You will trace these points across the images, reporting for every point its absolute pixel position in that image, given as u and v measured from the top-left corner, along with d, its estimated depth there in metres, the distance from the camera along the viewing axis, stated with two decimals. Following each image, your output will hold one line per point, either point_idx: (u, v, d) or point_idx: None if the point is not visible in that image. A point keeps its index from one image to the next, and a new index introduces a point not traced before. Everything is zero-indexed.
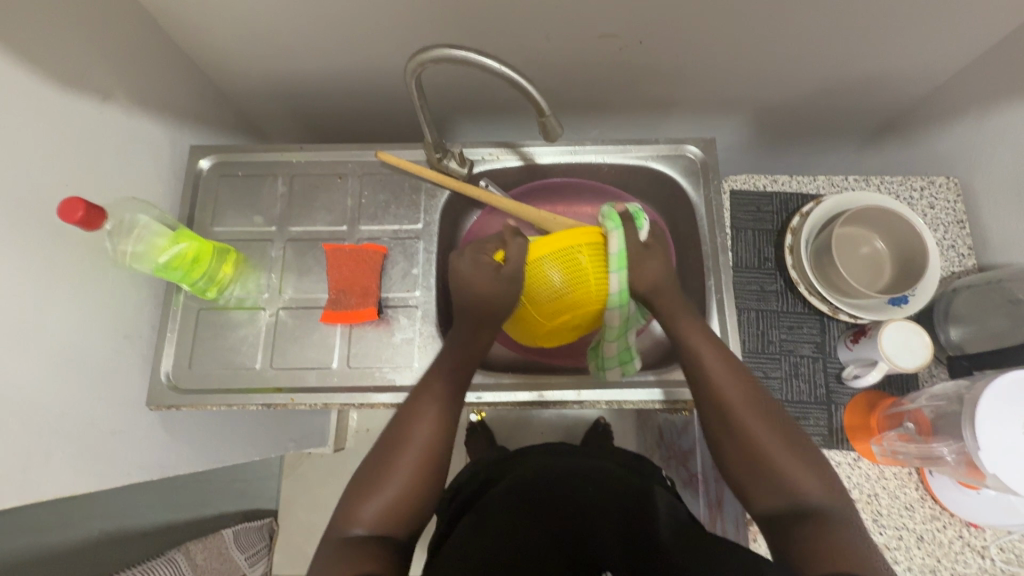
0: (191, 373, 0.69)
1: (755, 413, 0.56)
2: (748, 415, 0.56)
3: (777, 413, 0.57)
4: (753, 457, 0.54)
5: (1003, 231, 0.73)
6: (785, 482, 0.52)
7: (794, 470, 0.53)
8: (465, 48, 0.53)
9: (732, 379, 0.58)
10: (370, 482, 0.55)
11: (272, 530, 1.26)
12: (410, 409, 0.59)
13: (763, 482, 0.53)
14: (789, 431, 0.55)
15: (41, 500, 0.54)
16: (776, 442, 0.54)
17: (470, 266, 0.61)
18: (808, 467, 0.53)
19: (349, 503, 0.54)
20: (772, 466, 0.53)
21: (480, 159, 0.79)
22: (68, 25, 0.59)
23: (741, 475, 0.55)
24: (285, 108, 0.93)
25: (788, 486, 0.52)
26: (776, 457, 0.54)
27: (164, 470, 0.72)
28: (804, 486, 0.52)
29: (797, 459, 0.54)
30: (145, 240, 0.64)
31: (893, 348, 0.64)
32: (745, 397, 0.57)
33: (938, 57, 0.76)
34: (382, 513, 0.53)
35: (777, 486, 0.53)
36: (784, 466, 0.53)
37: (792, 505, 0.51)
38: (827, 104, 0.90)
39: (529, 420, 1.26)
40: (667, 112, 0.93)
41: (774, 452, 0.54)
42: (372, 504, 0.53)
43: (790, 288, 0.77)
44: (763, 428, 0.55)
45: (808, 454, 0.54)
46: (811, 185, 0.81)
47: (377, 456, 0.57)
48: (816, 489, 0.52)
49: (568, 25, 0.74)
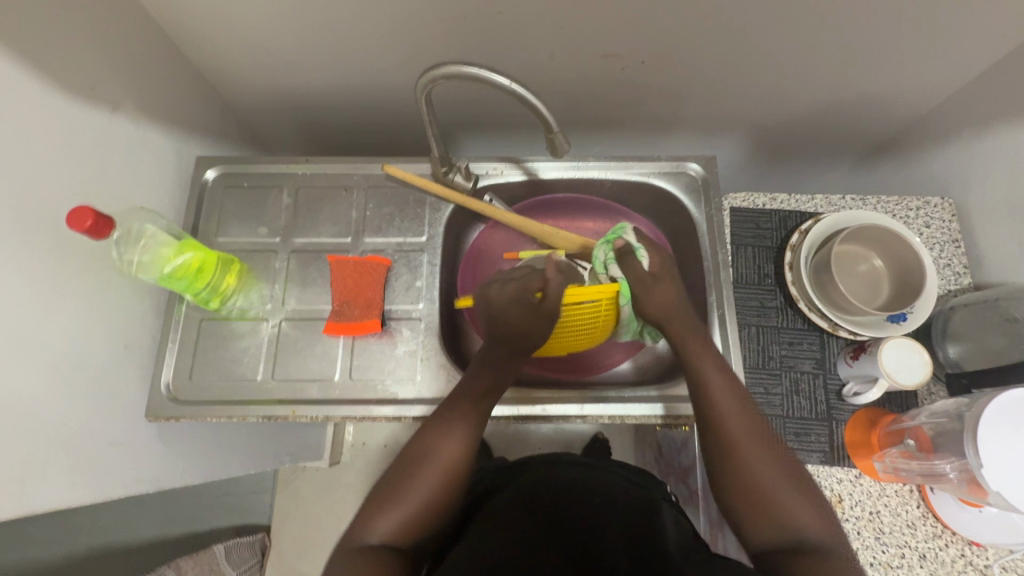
0: (191, 384, 0.69)
1: (764, 449, 0.56)
2: (757, 449, 0.56)
3: (779, 447, 0.57)
4: (761, 494, 0.54)
5: (999, 250, 0.75)
6: (784, 517, 0.52)
7: (796, 508, 0.53)
8: (478, 66, 0.54)
9: (740, 411, 0.59)
10: (385, 498, 0.55)
11: (264, 545, 1.22)
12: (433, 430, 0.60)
13: (769, 518, 0.53)
14: (791, 464, 0.56)
15: (37, 513, 0.53)
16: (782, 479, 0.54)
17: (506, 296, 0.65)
18: (810, 504, 0.53)
19: (368, 509, 0.55)
20: (774, 503, 0.53)
21: (484, 173, 0.79)
22: (81, 37, 0.59)
23: (743, 508, 0.54)
24: (289, 121, 0.94)
25: (787, 522, 0.52)
26: (777, 492, 0.53)
27: (161, 484, 0.71)
28: (807, 523, 0.52)
29: (803, 497, 0.54)
30: (151, 250, 0.64)
31: (892, 364, 0.65)
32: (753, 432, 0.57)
33: (932, 79, 0.78)
34: (397, 525, 0.54)
35: (778, 522, 0.52)
36: (787, 502, 0.53)
37: (791, 542, 0.51)
38: (823, 124, 0.92)
39: (527, 435, 1.25)
40: (667, 131, 0.95)
41: (780, 487, 0.54)
42: (390, 516, 0.54)
43: (789, 304, 0.78)
44: (766, 460, 0.55)
45: (806, 487, 0.55)
46: (810, 204, 0.82)
47: (399, 473, 0.57)
48: (815, 525, 0.52)
49: (572, 44, 0.75)
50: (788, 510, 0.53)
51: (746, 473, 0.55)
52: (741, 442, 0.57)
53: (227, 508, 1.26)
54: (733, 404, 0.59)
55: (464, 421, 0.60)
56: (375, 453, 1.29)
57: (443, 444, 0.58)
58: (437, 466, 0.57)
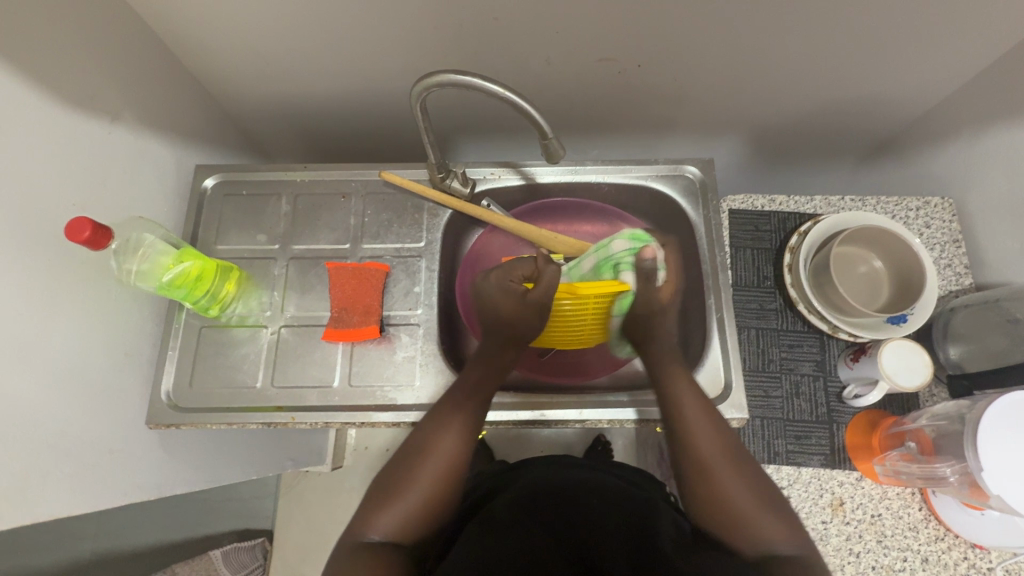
0: (191, 392, 0.69)
1: (731, 465, 0.57)
2: (723, 466, 0.57)
3: (749, 462, 0.58)
4: (729, 510, 0.54)
5: (999, 250, 0.75)
6: (756, 531, 0.52)
7: (765, 520, 0.53)
8: (471, 74, 0.54)
9: (705, 423, 0.59)
10: (384, 496, 0.55)
11: (266, 550, 1.23)
12: (431, 427, 0.60)
13: (741, 531, 0.52)
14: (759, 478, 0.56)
15: (39, 521, 0.53)
16: (749, 493, 0.55)
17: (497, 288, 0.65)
18: (779, 515, 0.53)
19: (369, 507, 0.55)
20: (745, 515, 0.53)
21: (482, 178, 0.80)
22: (80, 48, 0.60)
23: (711, 523, 0.54)
24: (288, 128, 0.94)
25: (760, 536, 0.52)
26: (747, 508, 0.54)
27: (162, 490, 0.71)
28: (775, 534, 0.52)
29: (772, 510, 0.54)
30: (150, 259, 0.64)
31: (893, 366, 0.64)
32: (720, 448, 0.58)
33: (931, 80, 0.78)
34: (404, 519, 0.53)
35: (749, 535, 0.52)
36: (756, 516, 0.53)
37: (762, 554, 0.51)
38: (821, 125, 0.91)
39: (529, 438, 1.25)
40: (665, 133, 0.95)
41: (749, 500, 0.54)
42: (390, 512, 0.54)
43: (789, 306, 0.77)
44: (734, 475, 0.56)
45: (775, 501, 0.55)
46: (809, 205, 0.82)
47: (395, 470, 0.57)
48: (784, 538, 0.52)
49: (568, 48, 0.75)
50: (757, 523, 0.53)
51: (715, 491, 0.55)
52: (707, 457, 0.57)
53: (230, 512, 1.27)
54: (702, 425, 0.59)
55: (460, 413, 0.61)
56: (377, 457, 1.29)
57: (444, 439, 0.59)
58: (435, 462, 0.57)
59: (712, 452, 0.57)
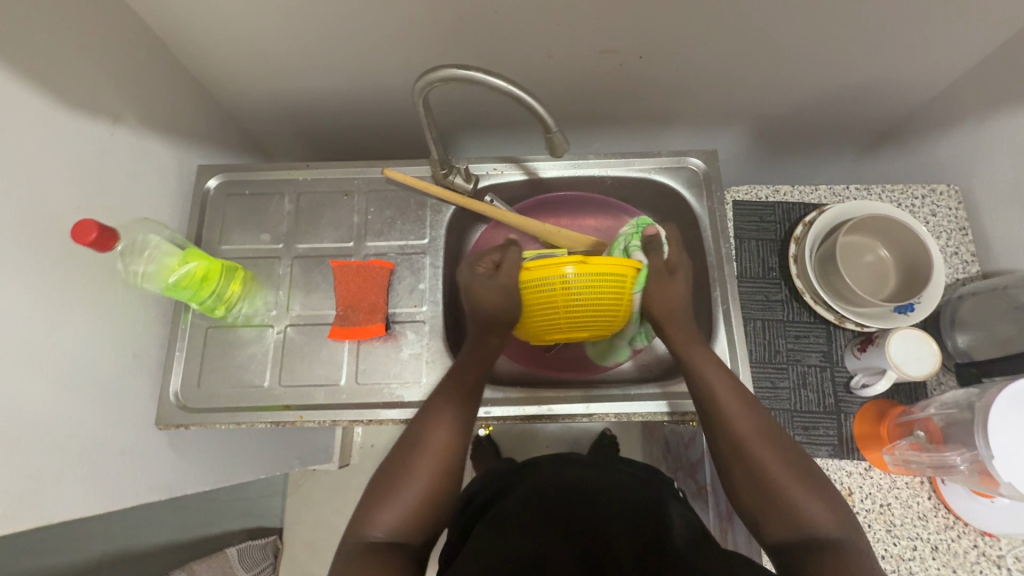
0: (199, 392, 0.69)
1: (768, 447, 0.56)
2: (759, 447, 0.56)
3: (786, 441, 0.57)
4: (765, 492, 0.54)
5: (1006, 237, 0.74)
6: (796, 514, 0.52)
7: (806, 504, 0.52)
8: (473, 68, 0.54)
9: (739, 408, 0.59)
10: (384, 492, 0.55)
11: (276, 547, 1.23)
12: (427, 421, 0.60)
13: (777, 516, 0.52)
14: (798, 460, 0.55)
15: (52, 522, 0.54)
16: (787, 473, 0.54)
17: (470, 275, 0.65)
18: (820, 497, 0.52)
19: (368, 506, 0.54)
20: (783, 498, 0.53)
21: (484, 174, 0.79)
22: (80, 50, 0.60)
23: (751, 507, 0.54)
24: (289, 127, 0.94)
25: (800, 519, 0.51)
26: (785, 491, 0.53)
27: (173, 490, 0.71)
28: (816, 517, 0.51)
29: (812, 492, 0.53)
30: (156, 260, 0.65)
31: (900, 355, 0.64)
32: (756, 431, 0.57)
33: (936, 66, 0.77)
34: (405, 513, 0.53)
35: (787, 518, 0.52)
36: (796, 499, 0.52)
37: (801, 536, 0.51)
38: (825, 114, 0.91)
39: (536, 434, 1.25)
40: (667, 125, 0.95)
41: (787, 482, 0.53)
42: (389, 509, 0.53)
43: (795, 297, 0.77)
44: (772, 458, 0.55)
45: (816, 482, 0.54)
46: (813, 195, 0.82)
47: (392, 466, 0.57)
48: (826, 519, 0.51)
49: (569, 41, 0.75)
50: (797, 507, 0.52)
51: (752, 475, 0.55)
52: (742, 440, 0.57)
53: (240, 512, 1.28)
54: (737, 408, 0.59)
55: (455, 405, 0.61)
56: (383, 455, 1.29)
57: (440, 434, 0.59)
58: (433, 457, 0.57)
59: (747, 435, 0.57)
